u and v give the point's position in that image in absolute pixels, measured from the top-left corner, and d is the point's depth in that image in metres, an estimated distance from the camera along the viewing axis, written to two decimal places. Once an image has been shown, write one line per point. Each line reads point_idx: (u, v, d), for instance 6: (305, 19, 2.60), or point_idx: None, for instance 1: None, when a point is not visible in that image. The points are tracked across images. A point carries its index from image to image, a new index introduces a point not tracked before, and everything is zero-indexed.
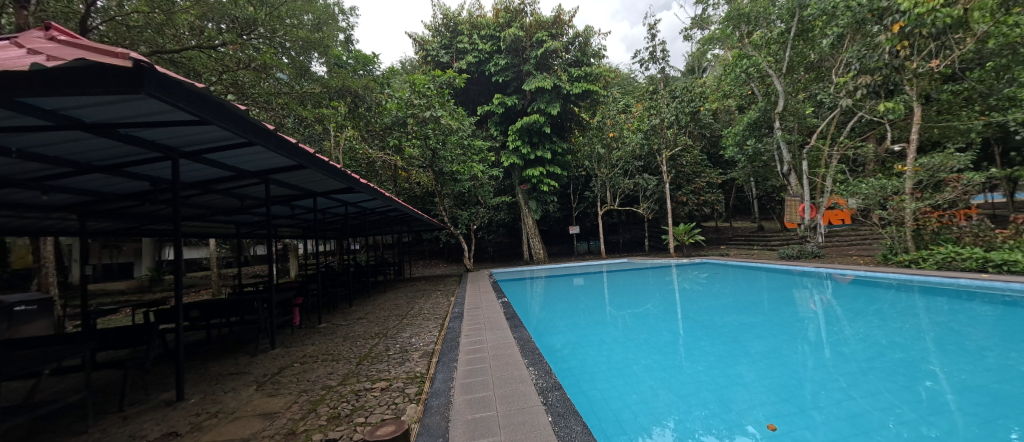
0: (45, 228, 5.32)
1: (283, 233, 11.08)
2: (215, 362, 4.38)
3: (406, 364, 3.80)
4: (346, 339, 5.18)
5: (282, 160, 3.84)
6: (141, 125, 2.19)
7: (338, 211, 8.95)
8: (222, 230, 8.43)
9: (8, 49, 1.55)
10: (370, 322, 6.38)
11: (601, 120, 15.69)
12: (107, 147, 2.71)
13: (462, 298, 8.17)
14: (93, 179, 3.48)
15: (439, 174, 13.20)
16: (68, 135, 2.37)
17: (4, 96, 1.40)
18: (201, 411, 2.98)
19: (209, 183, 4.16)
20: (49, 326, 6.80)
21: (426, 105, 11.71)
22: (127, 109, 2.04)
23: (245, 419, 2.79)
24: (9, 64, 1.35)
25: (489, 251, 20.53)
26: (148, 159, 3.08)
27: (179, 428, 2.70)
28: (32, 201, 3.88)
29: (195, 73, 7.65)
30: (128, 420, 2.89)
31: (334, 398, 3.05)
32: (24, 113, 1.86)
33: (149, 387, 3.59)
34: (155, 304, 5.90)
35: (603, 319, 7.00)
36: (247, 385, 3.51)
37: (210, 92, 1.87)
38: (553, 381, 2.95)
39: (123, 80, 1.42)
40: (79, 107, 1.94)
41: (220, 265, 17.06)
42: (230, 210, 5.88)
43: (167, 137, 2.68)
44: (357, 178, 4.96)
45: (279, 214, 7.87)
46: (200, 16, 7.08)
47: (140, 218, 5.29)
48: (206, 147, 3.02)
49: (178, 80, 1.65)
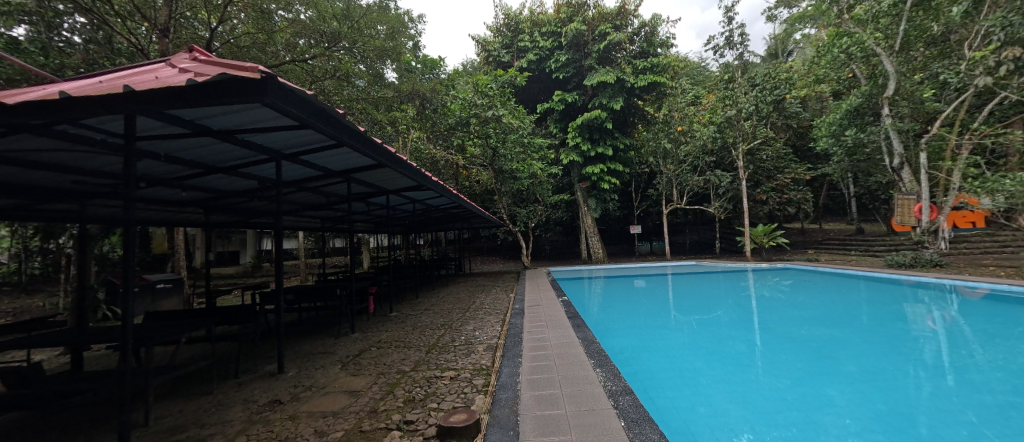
0: (180, 220, 6.38)
1: (359, 227, 12.12)
2: (306, 341, 4.92)
3: (472, 355, 3.93)
4: (415, 328, 5.48)
5: (362, 160, 4.17)
6: (256, 130, 2.53)
7: (406, 207, 9.55)
8: (309, 224, 9.44)
9: (166, 69, 1.87)
10: (436, 313, 6.71)
11: (668, 113, 14.81)
12: (228, 150, 3.17)
13: (521, 295, 8.25)
14: (216, 178, 4.08)
15: (499, 172, 13.45)
16: (201, 141, 2.80)
17: (164, 108, 1.70)
18: (298, 383, 3.36)
19: (302, 181, 4.67)
20: (180, 301, 8.16)
21: (488, 104, 11.98)
22: (247, 117, 2.37)
23: (333, 395, 3.07)
24: (168, 82, 1.63)
25: (546, 249, 20.49)
26: (257, 161, 3.55)
27: (281, 397, 3.07)
28: (172, 198, 4.67)
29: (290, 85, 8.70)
30: (242, 386, 3.36)
31: (408, 383, 3.25)
32: (172, 123, 2.25)
33: (256, 360, 4.13)
34: (258, 287, 6.78)
35: (669, 323, 6.63)
36: (334, 364, 3.89)
37: (314, 99, 2.09)
38: (623, 385, 2.84)
39: (248, 90, 1.65)
40: (211, 117, 2.30)
41: (306, 255, 19.17)
42: (318, 207, 6.56)
43: (273, 141, 3.06)
44: (428, 175, 5.24)
45: (357, 210, 8.63)
46: (295, 33, 8.08)
47: (248, 212, 6.12)
48: (303, 149, 3.39)
49: (290, 90, 1.87)
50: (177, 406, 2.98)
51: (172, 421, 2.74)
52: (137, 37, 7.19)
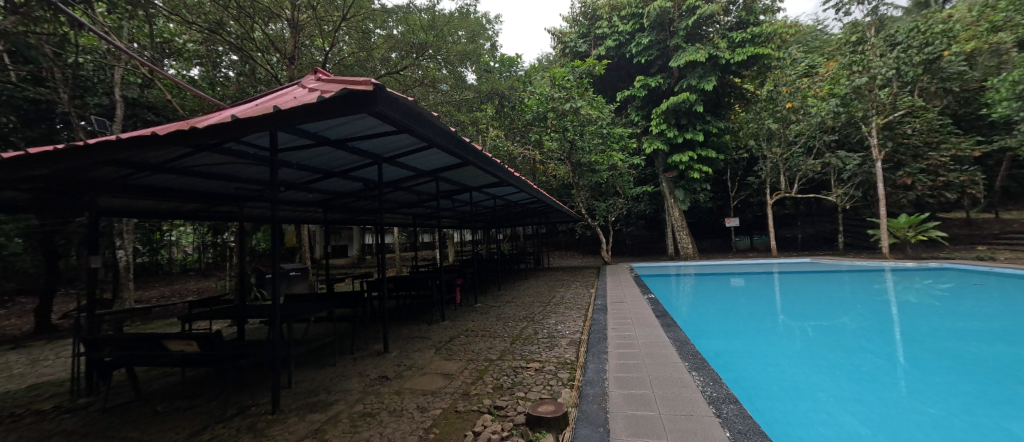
0: (305, 218, 7.56)
1: (445, 223, 13.00)
2: (405, 326, 5.46)
3: (555, 349, 3.96)
4: (499, 319, 5.71)
5: (450, 159, 4.46)
6: (365, 138, 2.89)
7: (487, 203, 9.94)
8: (403, 220, 10.43)
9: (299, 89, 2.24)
10: (517, 306, 6.89)
11: (774, 89, 12.94)
12: (342, 157, 3.65)
13: (603, 290, 8.03)
14: (332, 182, 4.74)
15: (577, 166, 13.21)
16: (322, 149, 3.27)
17: (301, 122, 2.03)
18: (400, 362, 3.76)
19: (399, 181, 5.17)
20: (306, 286, 9.70)
21: (566, 97, 11.75)
22: (358, 126, 2.71)
23: (429, 375, 3.36)
24: (302, 99, 1.95)
25: (628, 244, 19.58)
26: (364, 165, 4.03)
27: (388, 373, 3.47)
28: (299, 200, 5.55)
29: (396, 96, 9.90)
30: (356, 361, 3.87)
31: (496, 370, 3.41)
32: (303, 134, 2.68)
33: (366, 339, 4.71)
34: (364, 276, 7.71)
35: (778, 328, 5.85)
36: (429, 348, 4.25)
37: (414, 104, 2.30)
38: (726, 392, 2.59)
39: (363, 100, 1.87)
40: (332, 128, 2.68)
41: (401, 248, 21.23)
42: (411, 204, 7.19)
43: (377, 146, 3.44)
44: (509, 171, 5.37)
45: (444, 207, 9.26)
46: (389, 48, 8.97)
47: (356, 211, 6.98)
48: (401, 152, 3.75)
49: (395, 97, 2.08)
50: (310, 374, 3.56)
51: (307, 386, 3.28)
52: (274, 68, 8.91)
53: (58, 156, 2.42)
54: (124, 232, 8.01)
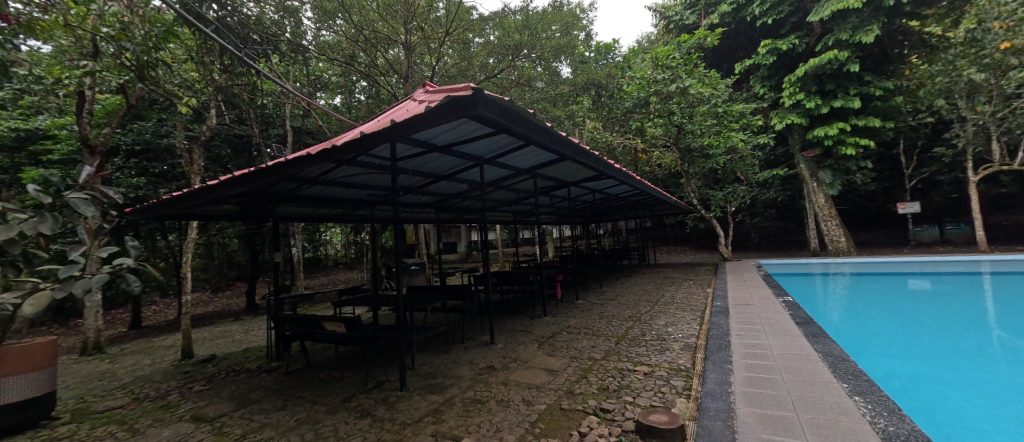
0: (421, 218, 8.47)
1: (544, 219, 13.16)
2: (509, 319, 5.69)
3: (667, 353, 3.64)
4: (603, 318, 5.51)
5: (548, 155, 4.45)
6: (469, 141, 3.08)
7: (587, 198, 9.70)
8: (505, 218, 10.89)
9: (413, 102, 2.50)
10: (622, 304, 6.56)
11: (975, 27, 9.65)
12: (449, 161, 3.97)
13: (723, 290, 7.10)
14: (442, 185, 5.19)
15: (686, 152, 11.95)
16: (432, 156, 3.61)
17: (415, 131, 2.27)
18: (506, 354, 3.92)
19: (500, 181, 5.40)
20: (424, 279, 10.90)
21: (671, 77, 10.66)
22: (462, 130, 2.91)
23: (533, 369, 3.43)
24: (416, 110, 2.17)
25: (753, 238, 16.97)
26: (468, 168, 4.31)
27: (495, 364, 3.64)
28: (416, 202, 6.23)
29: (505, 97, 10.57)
30: (467, 350, 4.17)
31: (600, 371, 3.29)
32: (417, 143, 2.99)
33: (475, 330, 5.05)
34: (471, 271, 8.28)
35: (992, 349, 4.33)
36: (532, 342, 4.33)
37: (511, 104, 2.37)
38: (908, 428, 2.01)
39: (466, 104, 1.99)
40: (440, 135, 2.93)
41: (503, 244, 22.28)
42: (512, 202, 7.44)
43: (479, 149, 3.64)
44: (609, 163, 5.12)
45: (543, 203, 9.35)
46: (487, 55, 9.45)
47: (463, 210, 7.53)
48: (501, 152, 3.90)
49: (494, 98, 2.16)
50: (429, 359, 3.97)
51: (428, 369, 3.68)
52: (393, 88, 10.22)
53: (254, 176, 3.19)
54: (294, 233, 10.15)
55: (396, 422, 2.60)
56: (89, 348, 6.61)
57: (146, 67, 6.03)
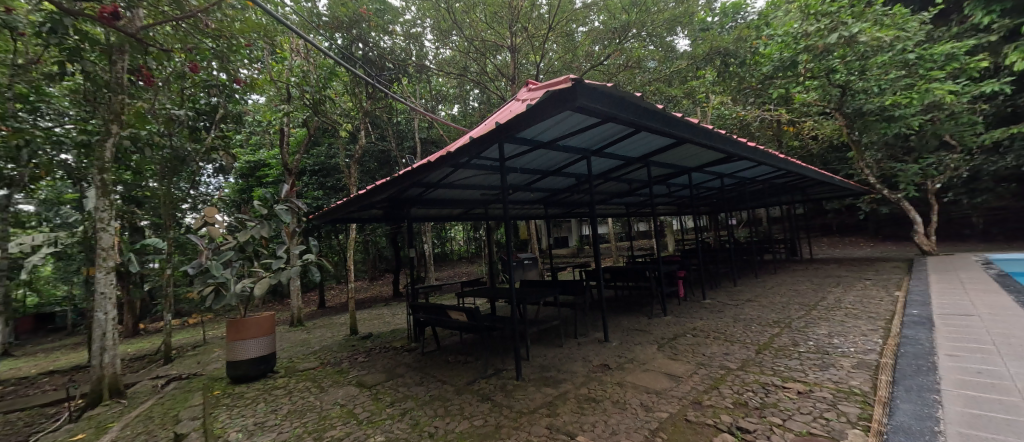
0: (532, 214, 8.72)
1: (662, 210, 12.11)
2: (625, 317, 5.42)
3: (829, 370, 2.95)
4: (738, 321, 4.79)
5: (663, 140, 4.06)
6: (575, 134, 3.02)
7: (713, 184, 8.55)
8: (617, 210, 10.41)
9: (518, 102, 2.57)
10: (763, 306, 5.59)
11: None
12: (555, 156, 3.96)
13: (919, 294, 5.40)
14: (550, 180, 5.23)
15: (854, 118, 9.46)
16: (539, 152, 3.66)
17: (521, 129, 2.33)
18: (621, 354, 3.74)
19: (610, 172, 5.15)
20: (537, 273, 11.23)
21: (829, 28, 8.14)
22: (567, 123, 2.87)
23: (653, 373, 3.19)
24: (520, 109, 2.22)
25: (973, 224, 12.46)
26: (576, 161, 4.23)
27: (610, 363, 3.51)
28: (526, 199, 6.43)
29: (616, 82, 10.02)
30: (580, 346, 4.14)
31: (736, 382, 2.87)
32: (524, 142, 3.07)
33: (588, 326, 4.97)
34: (583, 266, 8.17)
35: None
36: (651, 343, 4.04)
37: (617, 90, 2.22)
38: None
39: (567, 96, 1.94)
40: (545, 131, 2.95)
41: (617, 238, 21.36)
42: (624, 194, 7.05)
43: (586, 141, 3.53)
44: (741, 142, 4.39)
45: (659, 193, 8.61)
46: (592, 42, 9.12)
47: (573, 205, 7.46)
48: (610, 142, 3.71)
49: (598, 86, 2.05)
50: (543, 352, 4.06)
51: (542, 361, 3.77)
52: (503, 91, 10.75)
53: (391, 183, 3.76)
54: (425, 232, 11.62)
55: (513, 409, 2.74)
56: (294, 321, 8.83)
57: (318, 103, 7.67)
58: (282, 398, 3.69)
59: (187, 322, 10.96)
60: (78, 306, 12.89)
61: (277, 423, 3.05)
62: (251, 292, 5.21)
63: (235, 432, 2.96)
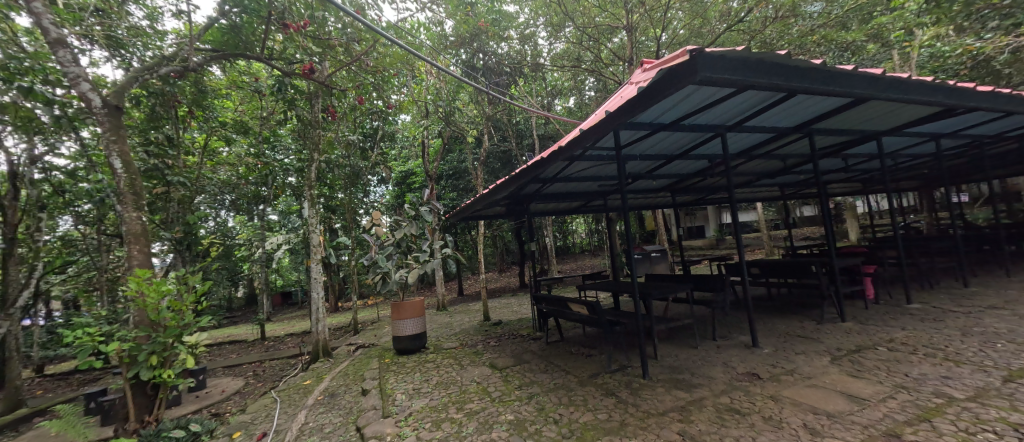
0: (659, 203, 8.07)
1: (836, 189, 9.66)
2: (782, 320, 4.57)
3: None
4: (967, 335, 3.51)
5: (830, 101, 3.23)
6: (702, 110, 2.69)
7: (920, 149, 6.39)
8: (768, 193, 8.77)
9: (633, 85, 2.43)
10: (1018, 317, 3.94)
11: None
12: (681, 138, 3.59)
13: None
14: (677, 165, 4.76)
15: None
16: (661, 136, 3.38)
17: (635, 114, 2.21)
18: (776, 363, 3.17)
19: (754, 149, 4.39)
20: (667, 267, 10.39)
21: None
22: (692, 99, 2.57)
23: (822, 390, 2.61)
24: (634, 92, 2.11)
25: None
26: (707, 140, 3.75)
27: (760, 372, 3.02)
28: (650, 188, 6.00)
29: (762, 39, 8.36)
30: (721, 349, 3.68)
31: (961, 416, 2.12)
32: (641, 127, 2.88)
33: (731, 328, 4.37)
34: (724, 259, 7.18)
35: None
36: (821, 354, 3.30)
37: (754, 53, 1.88)
38: None
39: (686, 71, 1.74)
40: (665, 111, 2.71)
41: (771, 225, 17.97)
42: (776, 173, 5.90)
43: (718, 116, 3.09)
44: (965, 87, 3.17)
45: (830, 168, 6.89)
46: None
47: (707, 190, 6.61)
48: (751, 113, 3.16)
49: (726, 53, 1.78)
50: (675, 352, 3.76)
51: (673, 362, 3.48)
52: (621, 75, 10.18)
53: (511, 181, 4.03)
54: (547, 225, 11.98)
55: (640, 408, 2.62)
56: (441, 306, 10.26)
57: (449, 115, 8.65)
58: (433, 370, 4.36)
59: (367, 302, 13.88)
60: (304, 288, 17.69)
61: (429, 391, 3.63)
62: (407, 280, 6.28)
63: (400, 393, 3.64)
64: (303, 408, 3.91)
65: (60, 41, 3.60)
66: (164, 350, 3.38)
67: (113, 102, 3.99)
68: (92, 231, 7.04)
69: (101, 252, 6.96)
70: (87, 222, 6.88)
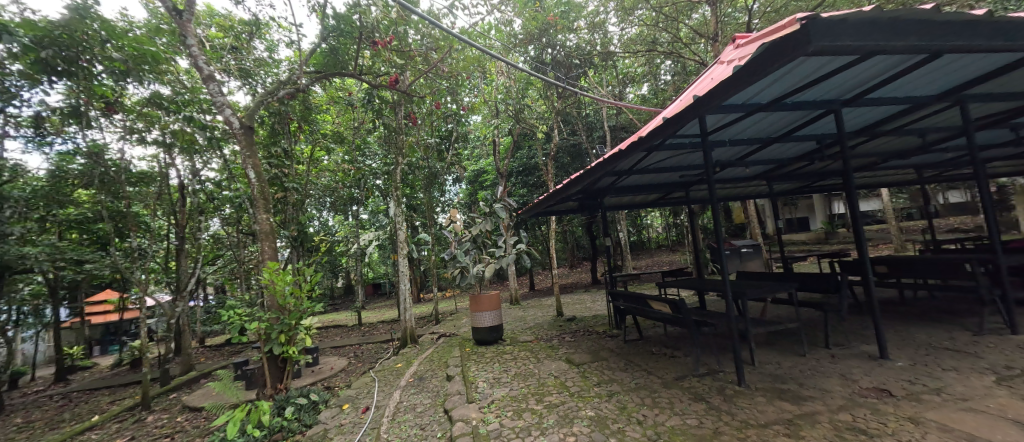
0: (752, 193, 7.25)
1: (998, 167, 7.70)
2: (921, 329, 3.80)
3: None
4: None
5: (993, 59, 2.60)
6: (810, 85, 2.36)
7: None
8: (897, 176, 7.34)
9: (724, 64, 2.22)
10: None
11: None
12: (782, 117, 3.19)
13: None
14: (776, 148, 4.23)
15: None
16: (756, 117, 3.04)
17: (729, 96, 2.02)
18: (915, 380, 2.66)
19: (878, 125, 3.71)
20: (762, 264, 9.31)
21: None
22: (797, 73, 2.27)
23: (983, 415, 2.13)
24: (727, 73, 1.93)
25: None
26: (815, 119, 3.27)
27: (892, 388, 2.56)
28: (741, 176, 5.42)
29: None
30: (836, 359, 3.20)
31: None
32: (733, 110, 2.63)
33: (850, 335, 3.77)
34: (838, 255, 6.20)
35: None
36: (980, 373, 2.68)
37: (884, 12, 1.60)
38: None
39: (795, 43, 1.55)
40: (763, 89, 2.43)
41: (900, 215, 14.99)
42: (910, 152, 4.91)
43: (830, 89, 2.68)
44: None
45: (991, 141, 5.52)
46: None
47: (814, 175, 5.75)
48: (875, 83, 2.69)
49: (847, 16, 1.53)
50: (777, 359, 3.37)
51: (774, 370, 3.13)
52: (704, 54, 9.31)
53: (585, 175, 3.96)
54: (620, 220, 11.53)
55: (736, 417, 2.40)
56: (514, 300, 10.52)
57: (518, 112, 8.77)
58: (510, 362, 4.51)
59: (446, 295, 14.81)
60: (391, 280, 19.45)
61: (509, 381, 3.76)
62: (483, 274, 6.56)
63: (482, 381, 3.84)
64: (397, 388, 4.33)
65: (210, 76, 4.45)
66: (291, 330, 4.01)
67: (246, 123, 4.81)
68: (233, 230, 8.58)
69: (240, 247, 8.47)
70: (230, 222, 8.44)
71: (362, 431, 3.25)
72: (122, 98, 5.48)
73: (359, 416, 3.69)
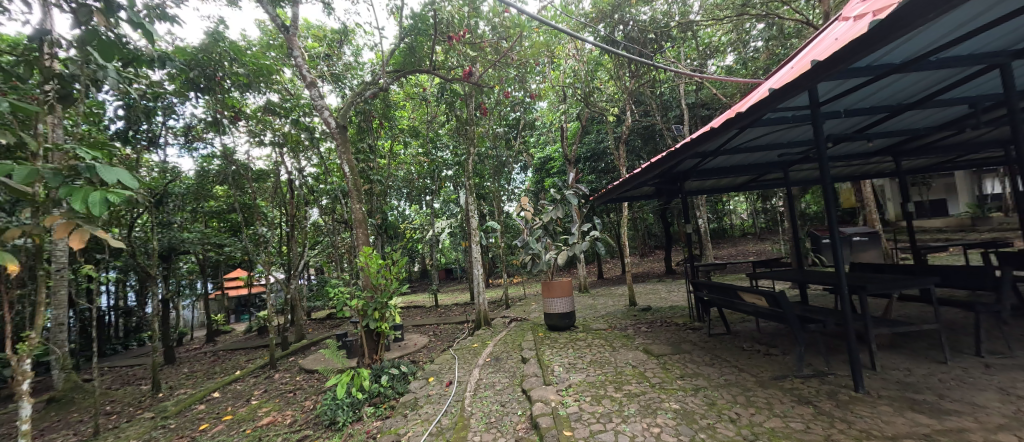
0: (872, 171, 6.17)
1: None
2: None
3: None
4: None
5: None
6: (970, 35, 1.94)
7: None
8: None
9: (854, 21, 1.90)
10: None
11: None
12: (922, 77, 2.66)
13: None
14: (911, 116, 3.54)
15: None
16: (886, 80, 2.58)
17: (860, 58, 1.73)
18: None
19: None
20: (880, 255, 7.98)
21: None
22: (955, 20, 1.87)
23: None
24: (858, 31, 1.67)
25: None
26: (972, 76, 2.68)
27: None
28: (858, 152, 4.64)
29: None
30: (992, 370, 2.65)
31: None
32: (860, 74, 2.26)
33: (1013, 343, 3.08)
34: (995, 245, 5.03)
35: None
36: None
37: None
38: None
39: None
40: (902, 45, 2.05)
41: None
42: None
43: (998, 36, 2.18)
44: None
45: None
46: None
47: (964, 147, 4.70)
48: None
49: None
50: (906, 365, 2.90)
51: (903, 377, 2.69)
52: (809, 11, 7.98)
53: (666, 159, 3.71)
54: (700, 205, 10.66)
55: (854, 426, 2.13)
56: (583, 288, 10.41)
57: (588, 96, 8.48)
58: (585, 348, 4.50)
59: (513, 280, 15.17)
60: (462, 265, 20.44)
61: (585, 367, 3.77)
62: (555, 261, 6.56)
63: (557, 366, 3.91)
64: (476, 366, 4.60)
65: (311, 82, 4.97)
66: (383, 308, 4.42)
67: (340, 121, 5.31)
68: (329, 219, 9.69)
69: (337, 234, 9.56)
70: (328, 212, 9.56)
71: (448, 403, 3.52)
72: (244, 107, 6.42)
73: (444, 389, 4.00)
